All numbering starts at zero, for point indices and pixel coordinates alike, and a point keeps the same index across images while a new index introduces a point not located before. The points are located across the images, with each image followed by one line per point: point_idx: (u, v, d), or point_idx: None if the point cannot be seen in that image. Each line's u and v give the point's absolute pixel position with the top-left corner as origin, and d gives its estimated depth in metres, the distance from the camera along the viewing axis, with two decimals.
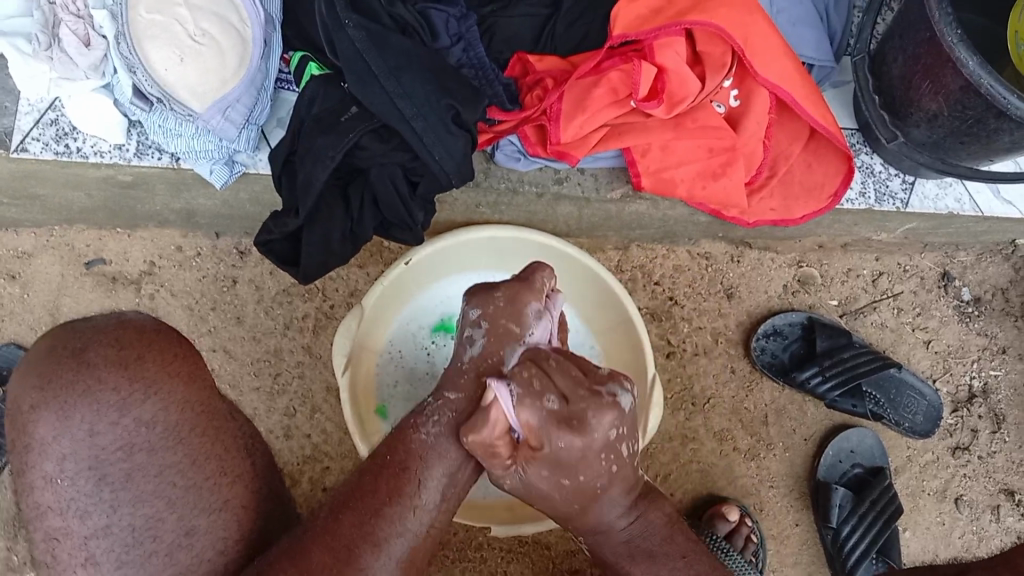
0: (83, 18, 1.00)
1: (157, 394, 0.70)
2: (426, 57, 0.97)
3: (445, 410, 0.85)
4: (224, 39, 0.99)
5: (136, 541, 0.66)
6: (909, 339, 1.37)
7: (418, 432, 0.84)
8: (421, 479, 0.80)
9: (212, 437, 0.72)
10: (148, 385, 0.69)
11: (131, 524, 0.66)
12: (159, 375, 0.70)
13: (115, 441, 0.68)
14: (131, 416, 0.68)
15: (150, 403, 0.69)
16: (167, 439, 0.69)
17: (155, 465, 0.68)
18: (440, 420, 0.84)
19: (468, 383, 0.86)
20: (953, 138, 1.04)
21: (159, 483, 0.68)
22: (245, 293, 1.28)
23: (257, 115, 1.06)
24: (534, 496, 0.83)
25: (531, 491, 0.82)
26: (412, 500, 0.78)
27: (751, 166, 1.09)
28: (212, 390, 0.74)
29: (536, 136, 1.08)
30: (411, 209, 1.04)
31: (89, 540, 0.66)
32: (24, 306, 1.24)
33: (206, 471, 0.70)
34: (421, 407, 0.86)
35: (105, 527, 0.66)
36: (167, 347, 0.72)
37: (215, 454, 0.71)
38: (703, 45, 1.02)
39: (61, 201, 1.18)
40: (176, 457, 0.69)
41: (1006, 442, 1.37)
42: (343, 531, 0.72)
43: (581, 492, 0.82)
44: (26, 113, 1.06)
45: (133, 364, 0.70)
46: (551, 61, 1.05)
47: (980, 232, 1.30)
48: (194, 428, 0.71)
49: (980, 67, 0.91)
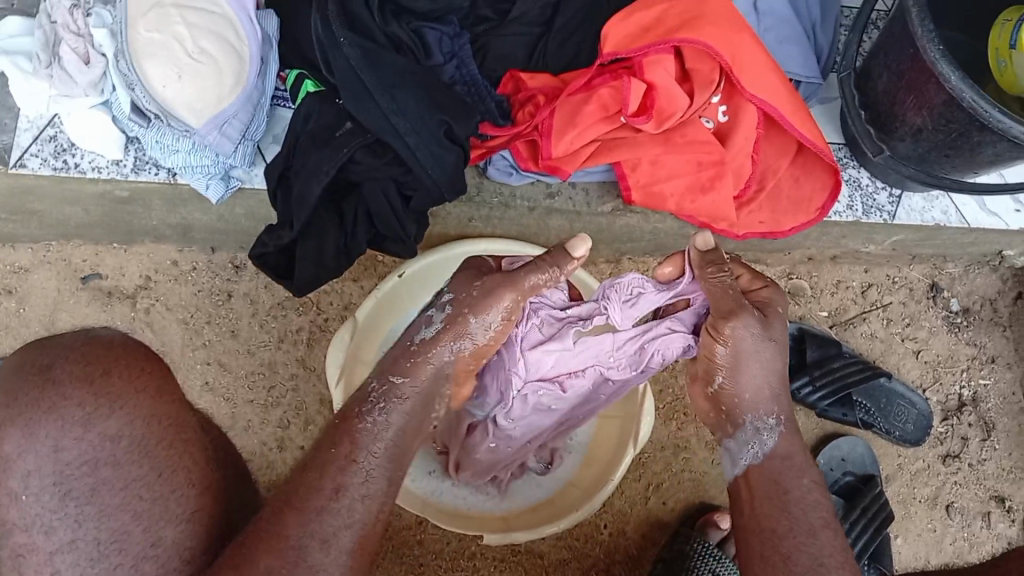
0: (83, 37, 1.02)
1: (122, 408, 0.69)
2: (419, 74, 0.99)
3: (389, 393, 0.84)
4: (222, 57, 1.00)
5: (103, 554, 0.66)
6: (899, 349, 1.39)
7: (364, 419, 0.82)
8: (369, 469, 0.79)
9: (180, 450, 0.71)
10: (113, 400, 0.69)
11: (96, 537, 0.67)
12: (125, 388, 0.70)
13: (81, 456, 0.67)
14: (96, 431, 0.68)
15: (115, 418, 0.68)
16: (133, 454, 0.69)
17: (119, 478, 0.68)
18: (385, 407, 0.83)
19: (412, 367, 0.86)
20: (938, 151, 1.06)
21: (123, 495, 0.68)
22: (240, 306, 1.29)
23: (253, 131, 1.07)
24: (747, 354, 0.86)
25: (754, 338, 0.86)
26: (360, 490, 0.78)
27: (739, 181, 1.11)
28: (181, 404, 0.73)
29: (527, 151, 1.10)
30: (404, 222, 1.06)
31: (55, 555, 0.66)
32: (20, 320, 1.24)
33: (173, 483, 0.70)
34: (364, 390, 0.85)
35: (70, 542, 0.66)
36: (133, 361, 0.71)
37: (183, 467, 0.71)
38: (691, 62, 1.04)
39: (57, 216, 1.19)
40: (141, 470, 0.69)
41: (996, 450, 1.38)
42: (290, 531, 0.72)
43: (775, 364, 0.87)
44: (25, 129, 1.07)
45: (98, 380, 0.69)
46: (541, 78, 1.06)
47: (966, 244, 1.31)
48: (160, 441, 0.70)
49: (962, 81, 0.92)
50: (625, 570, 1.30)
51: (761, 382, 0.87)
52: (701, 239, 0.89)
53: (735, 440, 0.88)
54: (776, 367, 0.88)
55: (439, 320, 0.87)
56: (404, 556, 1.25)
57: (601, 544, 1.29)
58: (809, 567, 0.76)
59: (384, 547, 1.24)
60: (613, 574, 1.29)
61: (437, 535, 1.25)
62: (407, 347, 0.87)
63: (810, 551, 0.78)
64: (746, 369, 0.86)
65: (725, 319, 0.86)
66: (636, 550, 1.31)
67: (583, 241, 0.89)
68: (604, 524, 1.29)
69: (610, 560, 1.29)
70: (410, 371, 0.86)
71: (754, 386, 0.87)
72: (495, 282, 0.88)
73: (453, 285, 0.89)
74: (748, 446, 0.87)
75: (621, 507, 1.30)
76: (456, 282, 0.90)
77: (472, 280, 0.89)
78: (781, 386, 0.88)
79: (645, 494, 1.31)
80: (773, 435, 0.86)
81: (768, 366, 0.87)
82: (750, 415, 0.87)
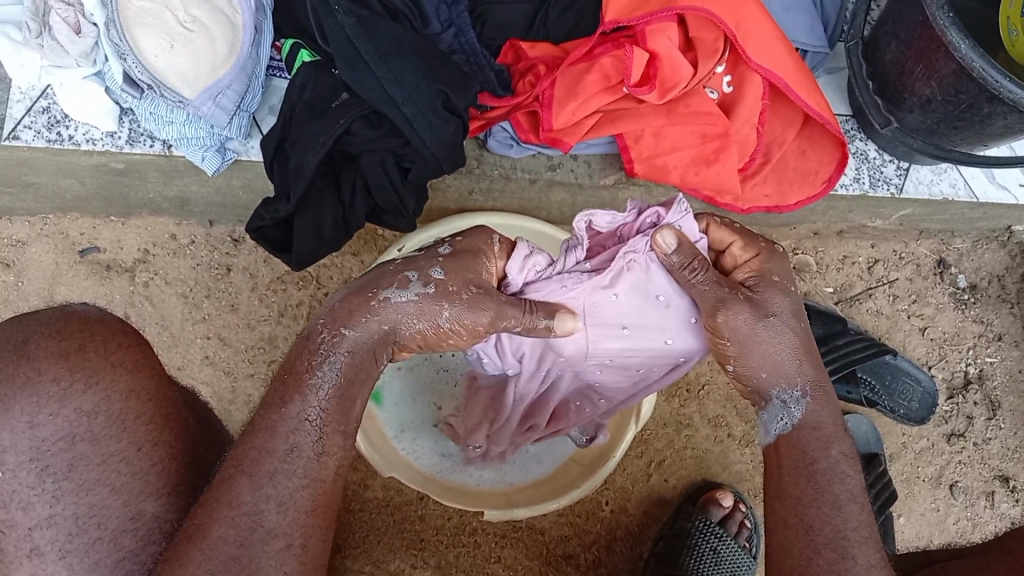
0: (73, 6, 1.00)
1: (99, 381, 0.69)
2: (414, 42, 0.96)
3: (340, 348, 0.74)
4: (215, 25, 0.98)
5: (80, 529, 0.66)
6: (904, 326, 1.37)
7: (311, 374, 0.73)
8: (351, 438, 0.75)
9: (160, 424, 0.71)
10: (88, 374, 0.68)
11: (74, 512, 0.66)
12: (101, 364, 0.69)
13: (57, 432, 0.67)
14: (71, 407, 0.67)
15: (90, 394, 0.68)
16: (111, 429, 0.68)
17: (100, 452, 0.68)
18: (337, 364, 0.73)
19: (366, 321, 0.74)
20: (946, 123, 1.03)
21: (101, 470, 0.67)
22: (239, 280, 1.28)
23: (248, 102, 1.05)
24: (748, 339, 0.80)
25: (751, 319, 0.80)
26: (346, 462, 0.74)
27: (745, 153, 1.08)
28: (159, 377, 0.73)
29: (528, 122, 1.08)
30: (402, 195, 1.04)
31: (34, 530, 0.65)
32: (18, 294, 1.24)
33: (152, 456, 0.69)
34: (309, 331, 0.74)
35: (49, 517, 0.66)
36: (110, 337, 0.71)
37: (163, 441, 0.71)
38: (695, 30, 1.02)
39: (54, 188, 1.18)
40: (120, 445, 0.68)
41: (1001, 429, 1.37)
42: (243, 499, 0.68)
43: (779, 332, 0.80)
44: (18, 100, 1.06)
45: (73, 355, 0.68)
46: (542, 47, 1.04)
47: (975, 219, 1.29)
48: (139, 416, 0.70)
49: (972, 49, 0.90)
50: (626, 547, 1.30)
51: (774, 359, 0.80)
52: (660, 242, 0.80)
53: (764, 413, 0.82)
54: (781, 340, 0.80)
55: (416, 293, 0.75)
56: (406, 529, 1.25)
57: (601, 521, 1.29)
58: (830, 539, 0.74)
59: (385, 522, 1.25)
60: (613, 550, 1.29)
61: (438, 510, 1.25)
62: (369, 297, 0.75)
63: (833, 522, 0.75)
64: (756, 350, 0.80)
65: (717, 310, 0.80)
66: (637, 527, 1.30)
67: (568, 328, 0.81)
68: (605, 501, 1.29)
69: (611, 536, 1.29)
70: (363, 322, 0.74)
71: (768, 363, 0.81)
72: (483, 296, 0.76)
73: (446, 263, 0.76)
74: (774, 420, 0.81)
75: (623, 483, 1.30)
76: (448, 263, 0.77)
77: (468, 277, 0.77)
78: (800, 356, 0.81)
79: (646, 471, 1.31)
80: (797, 408, 0.80)
81: (777, 341, 0.80)
82: (774, 390, 0.81)
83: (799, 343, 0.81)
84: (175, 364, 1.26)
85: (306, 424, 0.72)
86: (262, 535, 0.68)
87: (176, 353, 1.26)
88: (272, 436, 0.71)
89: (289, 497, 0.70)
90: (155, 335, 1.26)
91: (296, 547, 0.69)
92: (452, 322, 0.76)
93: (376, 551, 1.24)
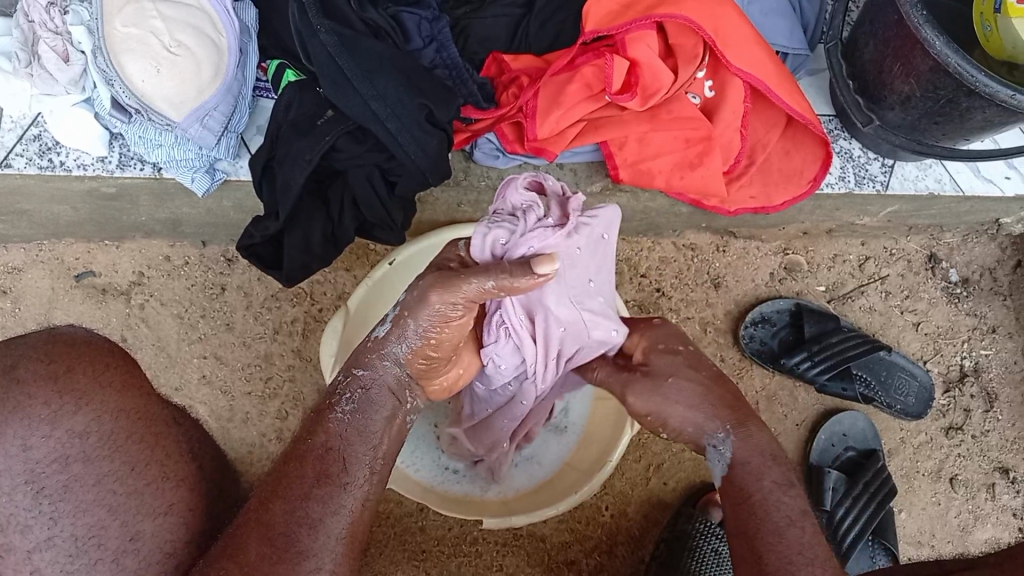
0: (62, 35, 1.02)
1: (88, 404, 0.61)
2: (397, 58, 0.98)
3: (353, 385, 0.85)
4: (199, 50, 0.99)
5: (81, 550, 0.59)
6: (898, 322, 1.37)
7: (333, 410, 0.83)
8: (345, 456, 0.80)
9: (152, 443, 0.64)
10: (78, 397, 0.61)
11: (72, 534, 0.59)
12: (91, 386, 0.62)
13: (50, 454, 0.59)
14: (63, 428, 0.60)
15: (82, 415, 0.61)
16: (103, 449, 0.61)
17: (91, 473, 0.60)
18: (352, 396, 0.84)
19: (373, 361, 0.86)
20: (927, 119, 1.04)
21: (97, 491, 0.60)
22: (234, 299, 1.29)
23: (236, 123, 1.07)
24: (661, 405, 0.95)
25: (650, 389, 0.95)
26: (342, 477, 0.78)
27: (728, 156, 1.09)
28: (149, 397, 0.66)
29: (513, 133, 1.09)
30: (390, 209, 1.05)
31: (33, 554, 0.58)
32: (16, 320, 1.25)
33: (146, 476, 0.63)
34: (332, 386, 0.86)
35: (47, 539, 0.58)
36: (97, 356, 0.64)
37: (155, 459, 0.64)
38: (675, 37, 1.03)
39: (47, 215, 1.19)
40: (114, 465, 0.61)
41: (998, 421, 1.37)
42: (277, 518, 0.71)
43: (677, 382, 0.95)
44: (9, 129, 1.07)
45: (62, 377, 0.61)
46: (526, 60, 1.07)
47: (963, 213, 1.30)
48: (130, 435, 0.63)
49: (947, 46, 0.91)
50: (628, 551, 1.30)
51: (687, 413, 0.93)
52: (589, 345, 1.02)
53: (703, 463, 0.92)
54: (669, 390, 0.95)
55: (390, 319, 0.86)
56: (407, 541, 1.25)
57: (603, 526, 1.29)
58: None
59: (386, 535, 1.25)
60: (615, 555, 1.29)
61: (439, 522, 1.26)
62: (365, 342, 0.87)
63: None
64: (669, 407, 0.94)
65: (626, 391, 0.97)
66: (638, 531, 1.30)
67: (550, 262, 0.75)
68: (605, 506, 1.29)
69: (612, 541, 1.29)
70: (373, 363, 0.86)
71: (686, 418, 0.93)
72: (430, 282, 0.82)
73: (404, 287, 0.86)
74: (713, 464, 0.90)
75: (622, 488, 1.30)
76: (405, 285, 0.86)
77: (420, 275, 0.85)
78: (711, 405, 0.93)
79: (646, 475, 1.31)
80: (726, 448, 0.89)
81: (682, 396, 0.94)
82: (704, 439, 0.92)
83: (706, 393, 0.94)
84: (172, 384, 1.27)
85: (331, 452, 0.79)
86: (295, 555, 0.70)
87: (174, 373, 1.27)
88: (301, 463, 0.77)
89: (318, 521, 0.73)
90: (152, 356, 1.27)
91: (326, 570, 0.71)
92: (421, 330, 0.84)
93: (378, 563, 1.24)
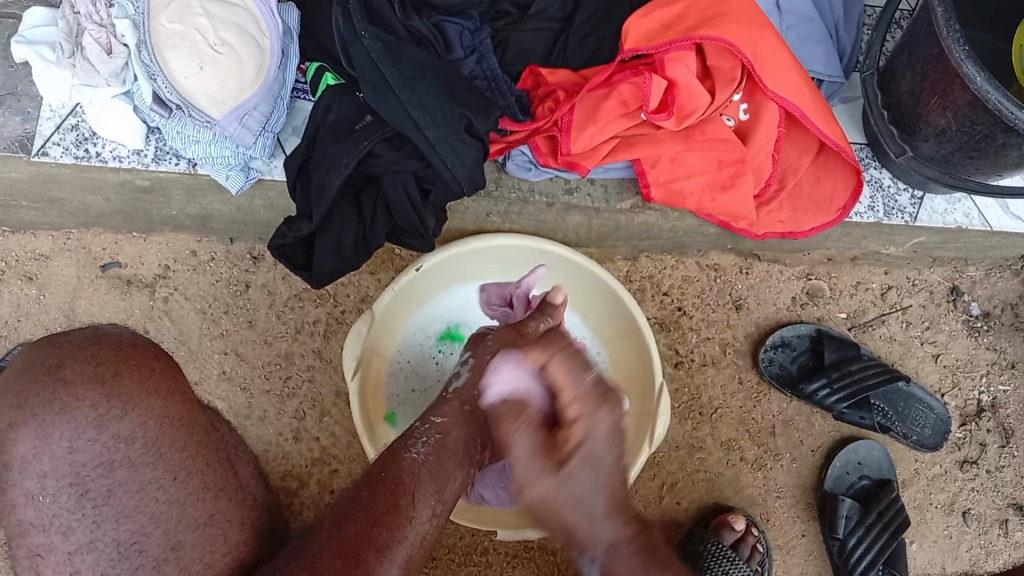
0: (106, 27, 1.02)
1: (135, 409, 0.65)
2: (438, 67, 0.99)
3: (431, 431, 0.88)
4: (243, 48, 0.99)
5: (123, 555, 0.60)
6: (918, 353, 1.37)
7: (408, 451, 0.85)
8: (415, 494, 0.79)
9: (195, 452, 0.67)
10: (126, 402, 0.65)
11: (116, 538, 0.61)
12: (136, 390, 0.66)
13: (96, 457, 0.63)
14: (110, 433, 0.64)
15: (128, 420, 0.65)
16: (148, 455, 0.64)
17: (136, 479, 0.63)
18: (428, 440, 0.87)
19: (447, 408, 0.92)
20: (961, 153, 1.04)
21: (140, 496, 0.63)
22: (258, 297, 1.29)
23: (274, 122, 1.08)
24: (567, 503, 0.80)
25: (562, 481, 0.80)
26: (409, 511, 0.77)
27: (760, 180, 1.10)
28: (191, 404, 0.69)
29: (547, 146, 1.10)
30: (423, 215, 1.06)
31: (75, 556, 0.60)
32: (40, 307, 1.26)
33: (189, 487, 0.65)
34: (408, 431, 0.89)
35: (90, 542, 0.61)
36: (142, 361, 0.68)
37: (198, 469, 0.66)
38: (713, 59, 1.03)
39: (78, 204, 1.20)
40: (156, 472, 0.64)
41: (1014, 457, 1.37)
42: (348, 536, 0.70)
43: (578, 498, 0.80)
44: (48, 117, 1.08)
45: (109, 381, 0.66)
46: (562, 73, 1.07)
47: (988, 247, 1.30)
48: (173, 442, 0.66)
49: (988, 82, 0.91)
50: None
51: (586, 529, 0.82)
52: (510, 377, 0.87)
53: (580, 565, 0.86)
54: (589, 502, 0.80)
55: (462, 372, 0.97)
56: None
57: None
58: None
59: None
60: None
61: (450, 530, 1.25)
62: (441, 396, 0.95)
63: None
64: (555, 517, 0.82)
65: (528, 484, 0.81)
66: None
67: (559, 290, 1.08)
68: None
69: None
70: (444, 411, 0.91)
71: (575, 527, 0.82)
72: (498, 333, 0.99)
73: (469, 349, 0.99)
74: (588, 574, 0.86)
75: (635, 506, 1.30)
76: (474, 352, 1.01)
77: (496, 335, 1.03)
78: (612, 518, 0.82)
79: (659, 493, 1.31)
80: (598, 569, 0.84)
81: (588, 511, 0.81)
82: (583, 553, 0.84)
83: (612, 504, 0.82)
84: (193, 378, 1.27)
85: (401, 487, 0.79)
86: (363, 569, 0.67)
87: (194, 367, 1.27)
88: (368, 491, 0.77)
89: (385, 547, 0.71)
90: (174, 349, 1.27)
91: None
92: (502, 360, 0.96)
93: None
